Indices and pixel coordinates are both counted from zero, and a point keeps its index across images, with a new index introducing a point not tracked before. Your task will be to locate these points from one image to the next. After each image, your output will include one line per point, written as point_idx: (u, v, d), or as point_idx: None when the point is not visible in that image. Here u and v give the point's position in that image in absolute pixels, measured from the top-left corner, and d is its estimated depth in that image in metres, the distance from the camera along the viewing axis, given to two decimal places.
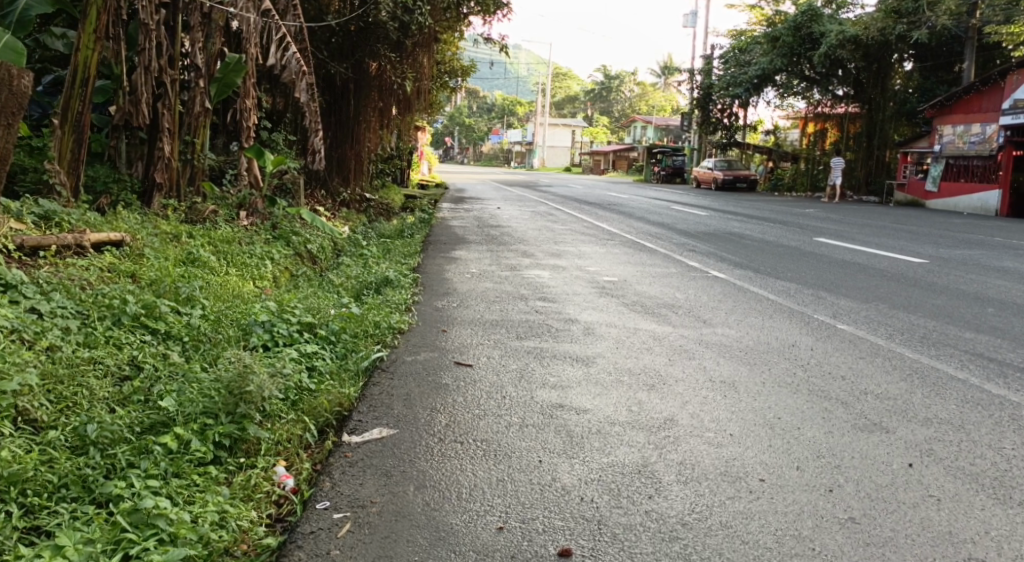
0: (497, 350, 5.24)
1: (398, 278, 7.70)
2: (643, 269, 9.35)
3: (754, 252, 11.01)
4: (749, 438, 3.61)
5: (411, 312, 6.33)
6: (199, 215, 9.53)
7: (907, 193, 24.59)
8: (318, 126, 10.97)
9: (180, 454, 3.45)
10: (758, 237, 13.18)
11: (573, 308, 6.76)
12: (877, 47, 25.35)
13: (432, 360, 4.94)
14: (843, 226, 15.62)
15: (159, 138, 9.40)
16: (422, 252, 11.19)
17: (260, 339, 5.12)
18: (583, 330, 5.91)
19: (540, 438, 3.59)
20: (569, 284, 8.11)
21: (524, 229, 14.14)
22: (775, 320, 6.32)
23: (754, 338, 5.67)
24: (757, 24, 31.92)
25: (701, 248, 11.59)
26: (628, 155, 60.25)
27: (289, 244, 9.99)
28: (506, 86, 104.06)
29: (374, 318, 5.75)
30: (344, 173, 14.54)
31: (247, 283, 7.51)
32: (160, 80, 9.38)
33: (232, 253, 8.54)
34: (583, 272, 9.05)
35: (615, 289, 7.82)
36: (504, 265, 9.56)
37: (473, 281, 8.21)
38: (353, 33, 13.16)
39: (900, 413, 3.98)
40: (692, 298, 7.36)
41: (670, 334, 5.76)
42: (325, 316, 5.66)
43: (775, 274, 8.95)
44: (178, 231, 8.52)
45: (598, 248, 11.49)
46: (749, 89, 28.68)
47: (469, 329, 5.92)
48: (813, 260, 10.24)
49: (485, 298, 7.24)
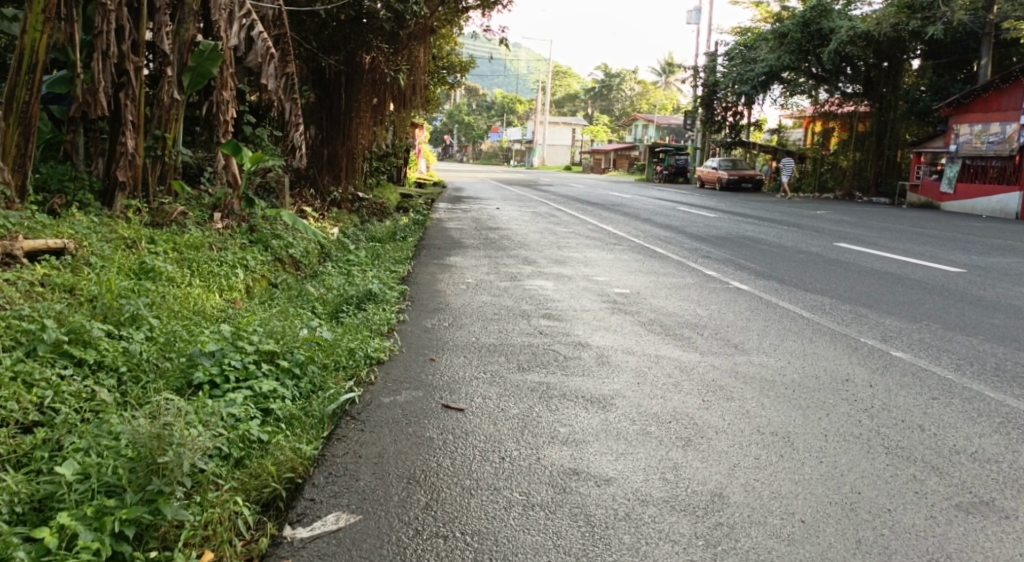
0: (496, 387, 4.34)
1: (382, 291, 6.83)
2: (656, 279, 8.47)
3: (775, 259, 10.11)
4: (825, 534, 2.74)
5: (392, 336, 5.42)
6: (165, 218, 8.59)
7: (921, 194, 23.60)
8: (299, 120, 9.99)
9: (61, 554, 2.58)
10: (776, 242, 12.29)
11: (582, 329, 5.87)
12: (889, 44, 24.43)
13: (415, 403, 4.02)
14: (863, 230, 14.69)
15: (122, 132, 8.50)
16: (416, 257, 10.30)
17: (206, 374, 4.23)
18: (595, 358, 5.01)
19: (551, 529, 2.75)
20: (577, 298, 7.22)
21: (525, 232, 13.24)
22: (817, 344, 5.41)
23: (798, 370, 4.75)
24: (763, 20, 30.92)
25: (718, 254, 10.70)
26: (629, 154, 59.34)
27: (268, 249, 9.09)
28: (506, 84, 103.02)
29: (350, 345, 4.87)
30: (335, 171, 13.43)
31: (212, 298, 6.63)
32: (122, 68, 8.49)
33: (198, 260, 7.65)
34: (591, 283, 8.17)
35: (628, 305, 6.92)
36: (503, 274, 8.67)
37: (468, 294, 7.31)
38: (345, 22, 12.23)
39: (1013, 485, 3.11)
40: (717, 316, 6.46)
41: (698, 365, 4.83)
42: (291, 342, 4.78)
43: (804, 286, 8.05)
44: (138, 236, 7.64)
45: (605, 254, 10.59)
46: (756, 87, 27.66)
47: (461, 357, 5.01)
48: (842, 268, 9.33)
49: (479, 316, 6.34)
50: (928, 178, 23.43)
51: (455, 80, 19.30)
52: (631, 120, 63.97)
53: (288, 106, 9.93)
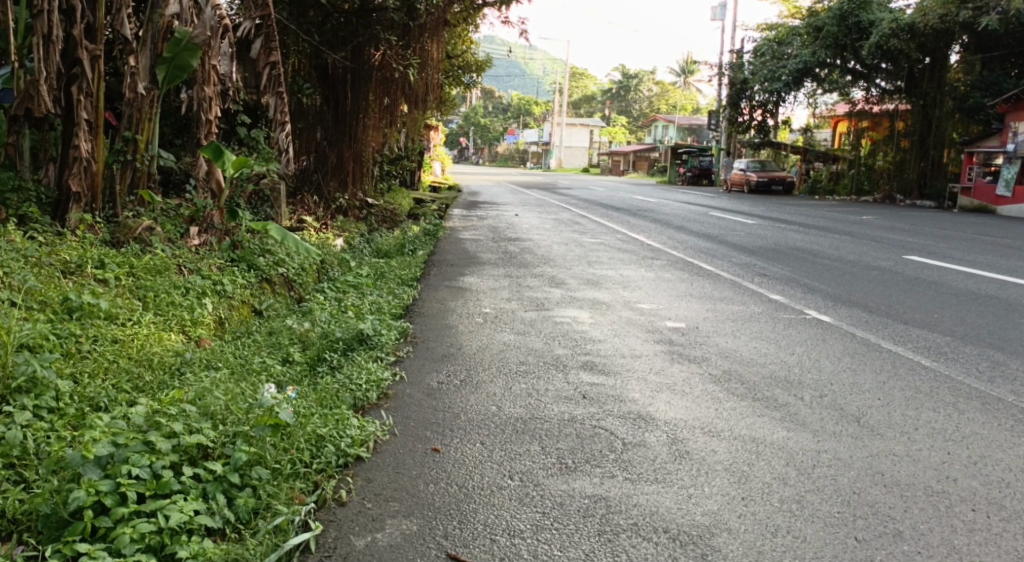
0: (529, 512, 2.88)
1: (376, 331, 5.41)
2: (713, 307, 7.03)
3: (845, 278, 8.62)
4: None
5: (378, 410, 3.97)
6: (126, 234, 7.08)
7: (972, 198, 21.85)
8: (285, 118, 8.13)
9: None
10: (836, 254, 10.79)
11: (638, 389, 4.42)
12: (935, 39, 22.72)
13: (402, 555, 2.65)
14: (926, 239, 13.13)
15: (74, 134, 6.96)
16: (424, 276, 8.83)
17: (90, 494, 2.78)
18: (665, 443, 3.56)
19: None
20: (622, 338, 5.73)
21: (548, 244, 11.78)
22: (970, 420, 3.91)
23: (970, 470, 3.30)
24: (791, 16, 29.27)
25: (775, 270, 9.24)
26: (648, 156, 57.52)
27: (253, 269, 7.65)
28: (522, 85, 101.42)
29: (317, 428, 3.42)
30: (341, 176, 11.85)
31: (165, 339, 5.22)
32: (73, 56, 6.94)
33: (154, 287, 6.19)
34: (636, 312, 6.71)
35: (689, 348, 5.45)
36: (527, 301, 7.20)
37: (484, 332, 5.85)
38: (349, 13, 10.89)
39: None
40: (809, 365, 4.97)
41: (832, 464, 3.30)
42: (234, 427, 3.32)
43: (898, 316, 6.55)
44: (85, 259, 6.21)
45: (644, 271, 9.14)
46: (788, 84, 26.09)
47: (477, 443, 3.55)
48: (931, 290, 7.84)
49: (500, 368, 4.85)
50: (981, 180, 21.65)
51: (471, 79, 17.83)
52: (651, 122, 62.37)
53: (273, 101, 8.14)
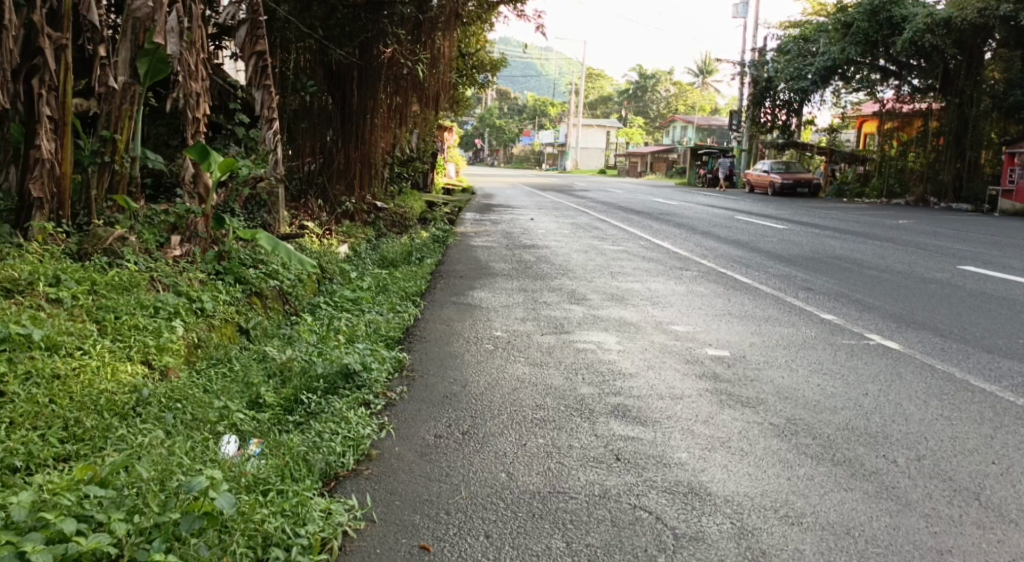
0: None
1: (366, 366, 4.55)
2: (759, 329, 6.11)
3: (901, 293, 7.70)
4: None
5: (352, 483, 3.11)
6: (96, 245, 6.07)
7: (1014, 201, 20.59)
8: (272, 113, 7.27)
9: None
10: (881, 264, 9.83)
11: (686, 447, 3.53)
12: (971, 33, 21.46)
13: None
14: (974, 246, 12.13)
15: (35, 131, 5.95)
16: (430, 289, 7.97)
17: None
18: (736, 537, 2.71)
19: None
20: (657, 371, 4.85)
21: (566, 252, 10.90)
22: None
23: None
24: (816, 13, 28.21)
25: (820, 283, 8.32)
26: (665, 158, 56.51)
27: (241, 282, 6.72)
28: (537, 85, 100.65)
29: (267, 520, 2.56)
30: (348, 179, 10.97)
31: (116, 369, 4.34)
32: (33, 44, 5.93)
33: (116, 306, 5.31)
34: (670, 337, 5.81)
35: (740, 386, 4.54)
36: (544, 322, 6.32)
37: (494, 363, 4.96)
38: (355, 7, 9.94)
39: None
40: (891, 410, 4.07)
41: None
42: (156, 518, 2.47)
43: (977, 342, 5.63)
44: (34, 272, 5.31)
45: (673, 285, 8.23)
46: (816, 82, 25.07)
47: (479, 537, 2.70)
48: (1003, 307, 6.91)
49: (514, 414, 3.97)
50: None
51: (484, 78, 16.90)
52: (669, 122, 61.34)
53: (259, 95, 7.31)
